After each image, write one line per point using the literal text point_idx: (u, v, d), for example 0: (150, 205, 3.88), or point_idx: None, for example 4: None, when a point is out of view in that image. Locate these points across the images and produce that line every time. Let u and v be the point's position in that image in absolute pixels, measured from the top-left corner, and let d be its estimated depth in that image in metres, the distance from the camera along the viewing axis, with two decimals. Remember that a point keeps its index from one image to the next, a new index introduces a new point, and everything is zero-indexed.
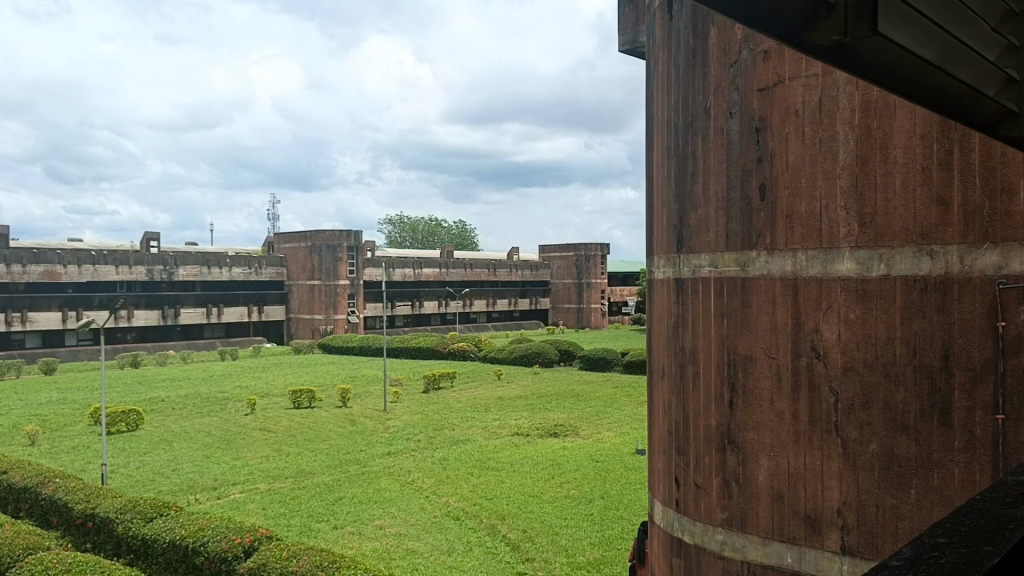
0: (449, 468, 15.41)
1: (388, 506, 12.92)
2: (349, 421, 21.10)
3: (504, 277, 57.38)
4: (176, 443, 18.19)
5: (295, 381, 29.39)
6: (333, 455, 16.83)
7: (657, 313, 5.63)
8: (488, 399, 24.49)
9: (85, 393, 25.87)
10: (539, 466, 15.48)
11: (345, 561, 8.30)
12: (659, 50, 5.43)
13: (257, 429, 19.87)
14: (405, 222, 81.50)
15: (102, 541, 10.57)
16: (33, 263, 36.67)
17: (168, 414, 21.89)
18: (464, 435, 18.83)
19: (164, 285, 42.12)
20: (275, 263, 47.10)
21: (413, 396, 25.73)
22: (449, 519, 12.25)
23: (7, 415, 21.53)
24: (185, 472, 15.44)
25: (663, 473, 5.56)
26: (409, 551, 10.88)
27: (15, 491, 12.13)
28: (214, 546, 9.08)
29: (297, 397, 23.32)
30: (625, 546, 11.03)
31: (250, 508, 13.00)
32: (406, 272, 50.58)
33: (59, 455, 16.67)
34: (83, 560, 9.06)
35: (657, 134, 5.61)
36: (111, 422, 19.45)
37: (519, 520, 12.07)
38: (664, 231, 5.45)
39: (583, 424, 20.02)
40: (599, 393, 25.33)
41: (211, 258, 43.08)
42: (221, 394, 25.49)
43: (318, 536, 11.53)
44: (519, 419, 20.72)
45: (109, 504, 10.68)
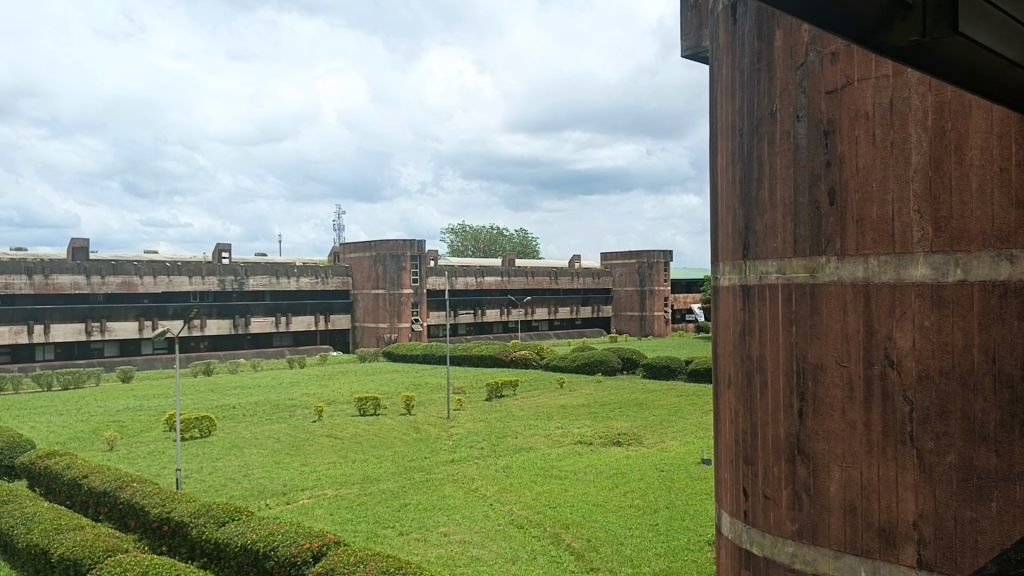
0: (512, 476, 15.43)
1: (453, 514, 12.99)
2: (413, 428, 21.29)
3: (565, 285, 57.33)
4: (246, 449, 18.62)
5: (360, 389, 29.84)
6: (398, 462, 17.03)
7: (723, 320, 5.53)
8: (551, 407, 24.44)
9: (161, 400, 26.70)
10: (602, 475, 15.38)
11: (410, 567, 8.36)
12: (723, 55, 5.36)
13: (324, 436, 20.23)
14: (466, 231, 82.04)
15: (177, 544, 10.88)
16: (111, 275, 38.19)
17: (239, 421, 22.46)
18: (527, 443, 18.81)
19: (234, 295, 43.30)
20: (340, 273, 47.88)
21: (476, 404, 25.82)
22: (513, 527, 12.26)
23: (88, 421, 22.36)
24: (256, 477, 15.83)
25: (731, 484, 5.45)
26: (473, 558, 10.92)
27: (95, 495, 12.60)
28: (284, 551, 9.27)
29: (363, 404, 23.65)
30: (692, 557, 10.86)
31: (318, 513, 13.24)
32: (469, 280, 50.95)
33: (136, 460, 17.25)
34: (159, 563, 9.33)
35: (720, 139, 5.55)
36: (185, 428, 20.02)
37: (583, 529, 12.02)
38: (729, 238, 5.37)
39: (647, 433, 19.80)
40: (663, 401, 25.05)
41: (280, 268, 44.50)
42: (289, 401, 26.02)
43: (384, 542, 11.68)
44: (582, 428, 20.63)
45: (184, 508, 11.02)
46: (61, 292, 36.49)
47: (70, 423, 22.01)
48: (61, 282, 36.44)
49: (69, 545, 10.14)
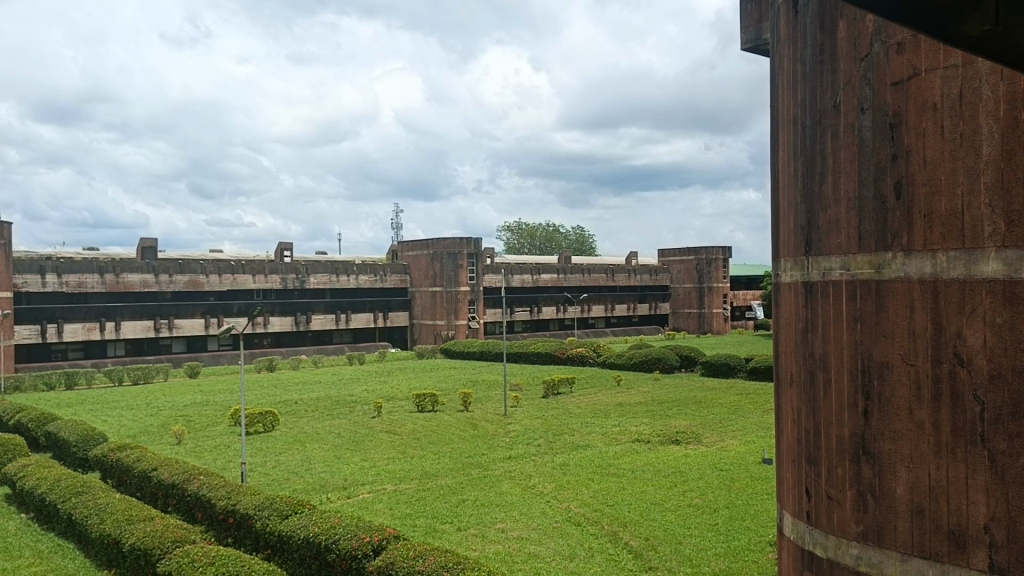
0: (569, 474, 15.41)
1: (510, 510, 13.04)
2: (470, 425, 21.41)
3: (622, 282, 57.00)
4: (308, 444, 18.96)
5: (418, 385, 30.16)
6: (456, 458, 17.17)
7: (785, 318, 5.43)
8: (608, 405, 24.35)
9: (226, 395, 27.36)
10: (661, 473, 15.25)
11: (469, 563, 8.41)
12: (784, 47, 5.28)
13: (383, 431, 20.53)
14: (522, 228, 82.17)
15: (242, 535, 11.15)
16: (179, 274, 39.32)
17: (301, 416, 22.94)
18: (584, 441, 18.75)
19: (296, 293, 44.15)
20: (399, 271, 48.37)
21: (532, 401, 25.88)
22: (570, 524, 12.24)
23: (157, 416, 23.09)
24: (317, 471, 16.15)
25: (794, 484, 5.35)
26: (531, 555, 10.95)
27: (164, 487, 13.00)
28: (345, 544, 9.42)
29: (421, 401, 23.91)
30: (753, 558, 10.71)
31: (378, 507, 13.42)
32: (525, 277, 51.03)
33: (203, 454, 17.75)
34: (225, 554, 9.55)
35: (782, 134, 5.46)
36: (249, 422, 20.48)
37: (641, 528, 11.93)
38: (791, 234, 5.28)
39: (705, 432, 19.57)
40: (722, 399, 24.74)
41: (339, 266, 45.22)
42: (349, 397, 26.42)
43: (442, 537, 11.79)
44: (640, 426, 20.50)
45: (248, 501, 11.29)
46: (131, 290, 37.73)
47: (140, 417, 22.75)
48: (131, 280, 37.66)
49: (139, 536, 10.49)
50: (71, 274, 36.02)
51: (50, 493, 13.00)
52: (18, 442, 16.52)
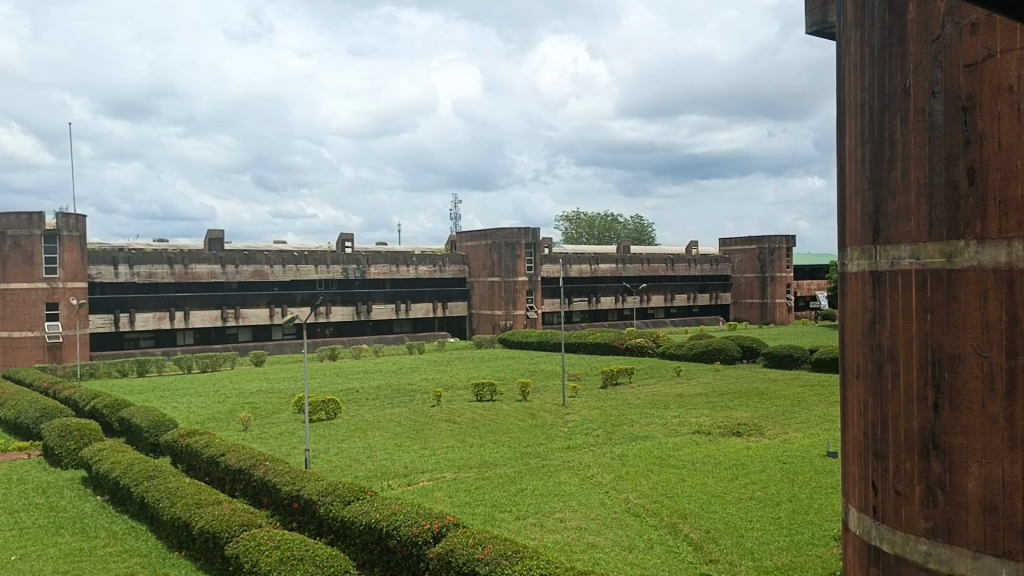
0: (628, 465, 15.33)
1: (569, 500, 13.06)
2: (529, 415, 21.44)
3: (682, 272, 56.36)
4: (369, 432, 19.27)
5: (476, 374, 30.39)
6: (515, 448, 17.22)
7: (851, 307, 5.28)
8: (667, 396, 24.15)
9: (290, 383, 28.01)
10: (722, 466, 15.05)
11: (528, 552, 8.45)
12: (851, 29, 5.12)
13: (443, 420, 20.71)
14: (581, 218, 81.87)
15: (306, 520, 11.40)
16: (244, 264, 40.26)
17: (362, 404, 23.33)
18: (643, 432, 18.63)
19: (357, 283, 44.84)
20: (457, 261, 48.64)
21: (590, 391, 25.82)
22: (629, 515, 12.20)
23: (224, 402, 23.77)
24: (378, 458, 16.41)
25: (860, 479, 5.22)
26: (590, 545, 10.95)
27: (231, 473, 13.35)
28: (406, 531, 9.55)
29: (480, 390, 24.05)
30: (817, 552, 10.50)
31: (438, 495, 13.58)
32: (583, 267, 50.83)
33: (268, 440, 18.20)
34: (290, 538, 9.78)
35: (848, 119, 5.31)
36: (312, 410, 20.88)
37: (701, 520, 11.83)
38: (858, 222, 5.14)
39: (768, 424, 19.24)
40: (785, 391, 24.30)
41: (399, 257, 45.70)
42: (409, 386, 26.75)
43: (502, 525, 11.87)
44: (700, 417, 20.29)
45: (312, 487, 11.54)
46: (199, 280, 38.82)
47: (208, 404, 23.41)
48: (199, 271, 38.77)
49: (208, 519, 10.82)
50: (142, 264, 37.18)
51: (124, 476, 13.49)
52: (95, 427, 17.20)
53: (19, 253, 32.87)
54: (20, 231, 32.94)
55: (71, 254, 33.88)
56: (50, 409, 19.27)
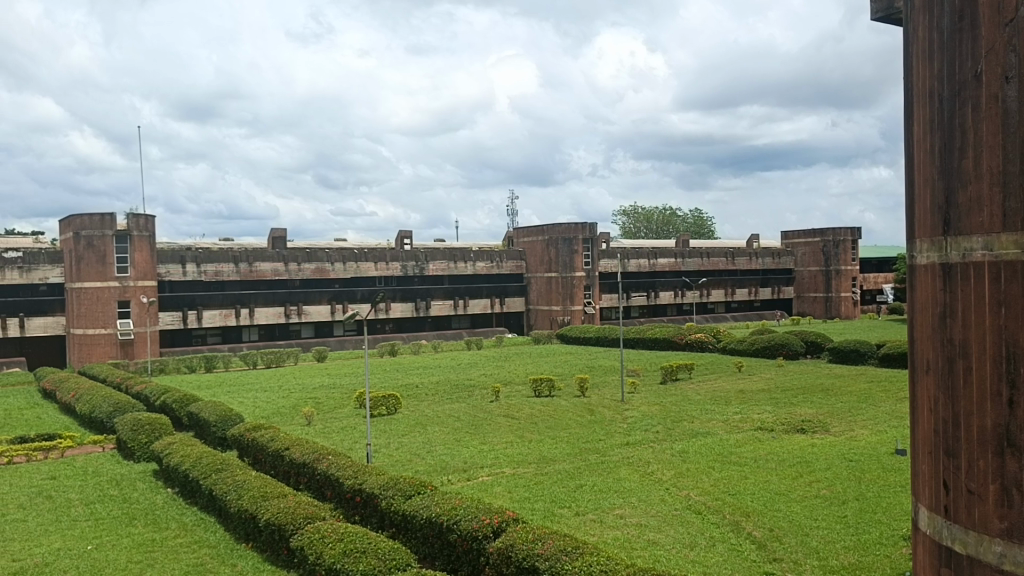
0: (689, 461, 15.17)
1: (628, 496, 12.99)
2: (587, 410, 21.38)
3: (743, 266, 55.46)
4: (429, 427, 19.47)
5: (535, 370, 30.42)
6: (573, 443, 17.19)
7: (920, 302, 5.09)
8: (729, 392, 23.80)
9: (351, 379, 28.49)
10: (785, 463, 14.79)
11: (587, 548, 8.43)
12: (919, 15, 4.96)
13: (501, 415, 20.81)
14: (639, 212, 81.17)
15: (369, 514, 11.56)
16: (306, 262, 40.99)
17: (422, 399, 23.56)
18: (704, 428, 18.43)
19: (416, 279, 45.28)
20: (515, 257, 48.72)
21: (650, 387, 25.61)
22: (690, 513, 12.08)
23: (288, 397, 24.27)
24: (438, 453, 16.55)
25: (931, 477, 5.05)
26: (650, 542, 10.87)
27: (296, 466, 13.63)
28: (466, 525, 9.62)
29: (538, 386, 24.05)
30: (884, 552, 10.25)
31: (497, 490, 13.63)
32: (641, 262, 50.46)
33: (331, 435, 18.51)
34: (352, 531, 9.94)
35: (915, 106, 5.13)
36: (373, 405, 21.16)
37: (764, 518, 11.65)
38: (927, 213, 4.97)
39: (833, 421, 18.83)
40: (851, 387, 23.72)
41: (457, 253, 45.98)
42: (468, 381, 26.94)
43: (561, 521, 11.87)
44: (763, 414, 19.94)
45: (374, 481, 11.71)
46: (263, 277, 39.74)
47: (273, 399, 23.97)
48: (263, 269, 39.68)
49: (274, 512, 11.06)
50: (208, 263, 38.21)
51: (193, 469, 13.89)
52: (165, 421, 17.74)
53: (93, 253, 33.89)
54: (93, 232, 33.91)
55: (141, 254, 35.05)
56: (123, 404, 19.94)
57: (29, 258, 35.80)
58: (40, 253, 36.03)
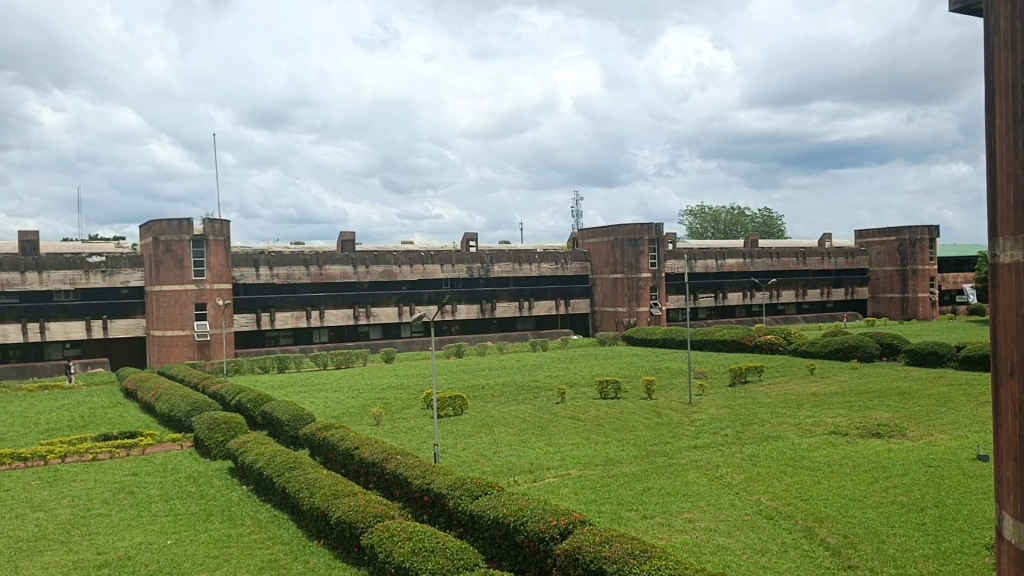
0: (760, 465, 14.90)
1: (697, 500, 12.82)
2: (654, 413, 21.17)
3: (814, 266, 54.18)
4: (495, 428, 19.56)
5: (601, 372, 30.29)
6: (640, 446, 17.08)
7: (1003, 302, 4.90)
8: (800, 395, 23.27)
9: (419, 379, 28.87)
10: (860, 468, 14.40)
11: (656, 551, 8.38)
12: (1001, 6, 4.79)
13: (567, 417, 20.76)
14: (706, 212, 80.03)
15: (436, 514, 11.69)
16: (374, 265, 41.66)
17: (488, 401, 23.69)
18: (775, 431, 18.08)
19: (482, 281, 45.59)
20: (580, 259, 48.59)
21: (718, 389, 25.23)
22: (761, 517, 11.87)
23: (358, 398, 24.70)
24: (505, 454, 16.62)
25: (1016, 484, 4.85)
26: (720, 547, 10.72)
27: (365, 465, 13.87)
28: (534, 526, 9.64)
29: (604, 387, 23.93)
30: (966, 561, 9.90)
31: (564, 492, 13.64)
32: (709, 263, 49.79)
33: (399, 435, 18.76)
34: (421, 530, 10.07)
35: (997, 100, 4.95)
36: (440, 406, 21.39)
37: (839, 524, 11.37)
38: (1010, 211, 4.78)
39: (911, 425, 18.24)
40: (929, 391, 22.95)
41: (522, 255, 46.10)
42: (533, 383, 27.02)
43: (628, 524, 11.79)
44: (836, 417, 19.45)
45: (442, 481, 11.83)
46: (333, 280, 40.60)
47: (343, 400, 24.44)
48: (333, 272, 40.51)
49: (345, 510, 11.27)
50: (280, 266, 39.18)
51: (267, 467, 14.25)
52: (240, 420, 18.25)
53: (171, 257, 35.08)
54: (171, 237, 35.09)
55: (216, 258, 36.16)
56: (199, 404, 20.56)
57: (111, 262, 37.17)
58: (121, 257, 37.46)
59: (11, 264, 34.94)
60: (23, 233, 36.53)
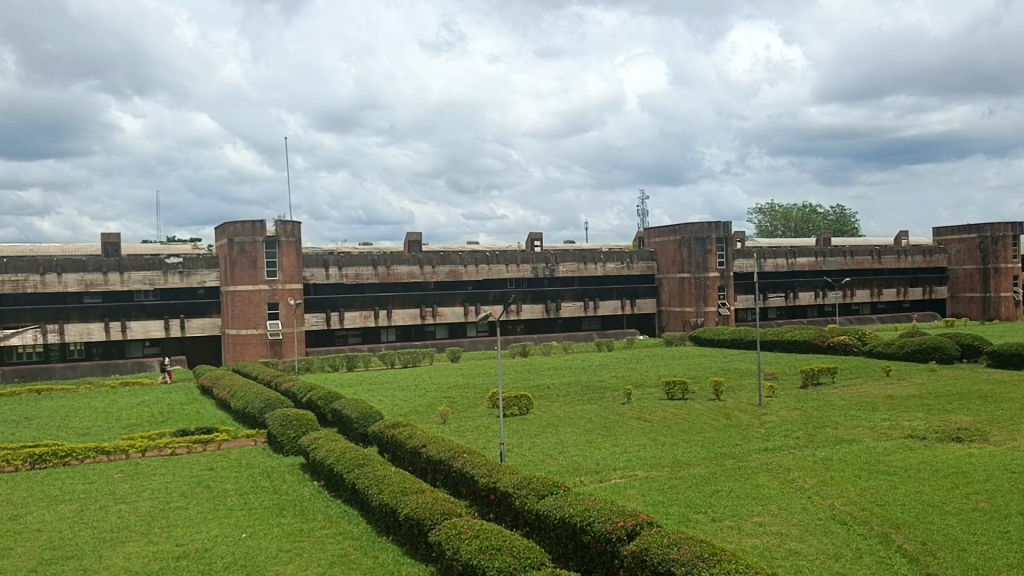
0: (833, 469, 14.54)
1: (768, 504, 12.59)
2: (722, 415, 20.87)
3: (890, 265, 52.56)
4: (561, 428, 19.55)
5: (668, 372, 29.98)
6: (708, 448, 16.82)
7: None
8: (876, 397, 22.60)
9: (484, 379, 29.10)
10: (939, 473, 13.92)
11: (726, 555, 8.25)
12: None
13: (633, 418, 20.61)
14: (776, 210, 78.47)
15: (503, 512, 11.73)
16: (441, 265, 42.05)
17: (554, 400, 23.69)
18: (848, 434, 17.62)
19: (546, 281, 45.64)
20: (646, 258, 48.13)
21: (789, 391, 24.68)
22: (835, 522, 11.59)
23: (425, 396, 24.96)
24: (570, 454, 16.59)
25: None
26: (792, 552, 10.51)
27: (432, 463, 14.04)
28: (600, 527, 9.61)
29: (671, 388, 23.67)
30: None
31: (630, 493, 13.55)
32: (779, 262, 48.80)
33: (466, 434, 18.92)
34: (488, 528, 10.13)
35: None
36: (506, 405, 21.48)
37: (917, 531, 11.01)
38: None
39: (993, 430, 17.51)
40: (1013, 394, 22.03)
41: (588, 254, 45.93)
42: (599, 383, 26.92)
43: (697, 527, 11.65)
44: (914, 421, 18.82)
45: (508, 480, 11.88)
46: (400, 280, 41.13)
47: (410, 398, 24.78)
48: (400, 272, 41.03)
49: (413, 507, 11.42)
50: (349, 267, 39.90)
51: (337, 464, 14.53)
52: (312, 417, 18.64)
53: (245, 258, 36.07)
54: (245, 239, 36.07)
55: (288, 258, 37.00)
56: (273, 401, 21.08)
57: (189, 263, 38.41)
58: (198, 258, 38.68)
59: (95, 265, 36.42)
60: (106, 235, 38.02)
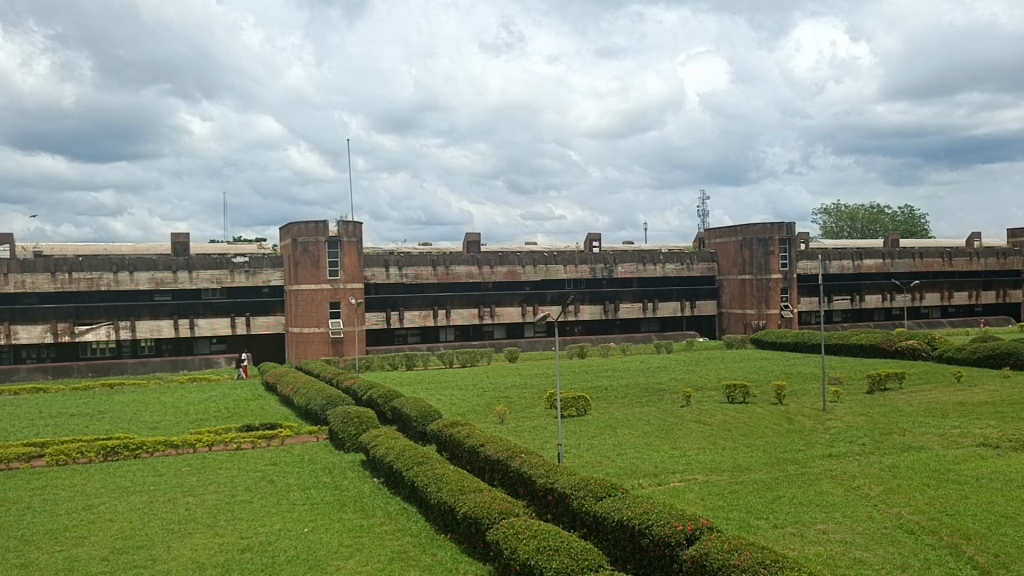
0: (900, 477, 14.14)
1: (831, 511, 12.31)
2: (785, 419, 20.49)
3: (961, 267, 50.86)
4: (619, 430, 19.43)
5: (728, 375, 29.55)
6: (770, 453, 16.54)
7: None
8: (946, 404, 21.89)
9: (542, 379, 29.14)
10: (1013, 483, 13.42)
11: (787, 562, 8.12)
12: None
13: (693, 421, 20.38)
14: (842, 210, 76.73)
15: (561, 512, 11.71)
16: (499, 265, 42.21)
17: (612, 402, 23.60)
18: (916, 442, 17.11)
19: (605, 282, 45.44)
20: (706, 259, 47.53)
21: (855, 396, 24.09)
22: (901, 532, 11.28)
23: (483, 396, 25.08)
24: (628, 457, 16.48)
25: None
26: (857, 560, 10.27)
27: (490, 463, 14.09)
28: (659, 530, 9.53)
29: (731, 392, 23.33)
30: None
31: (690, 497, 13.40)
32: (844, 264, 47.69)
33: (523, 434, 18.96)
34: (545, 529, 10.14)
35: None
36: (564, 406, 21.47)
37: (988, 542, 10.64)
38: None
39: None
40: None
41: (647, 255, 45.56)
42: (658, 385, 26.69)
43: (758, 532, 11.47)
44: (986, 429, 18.17)
45: (566, 481, 11.86)
46: (459, 280, 41.41)
47: (468, 397, 24.96)
48: (459, 272, 41.32)
49: (471, 505, 11.50)
50: (409, 267, 40.33)
51: (396, 461, 14.71)
52: (372, 415, 18.88)
53: (308, 257, 36.79)
54: (308, 239, 36.77)
55: (350, 258, 37.57)
56: (334, 398, 21.45)
57: (254, 262, 39.33)
58: (263, 258, 39.58)
59: (165, 264, 37.54)
60: (176, 235, 39.18)
